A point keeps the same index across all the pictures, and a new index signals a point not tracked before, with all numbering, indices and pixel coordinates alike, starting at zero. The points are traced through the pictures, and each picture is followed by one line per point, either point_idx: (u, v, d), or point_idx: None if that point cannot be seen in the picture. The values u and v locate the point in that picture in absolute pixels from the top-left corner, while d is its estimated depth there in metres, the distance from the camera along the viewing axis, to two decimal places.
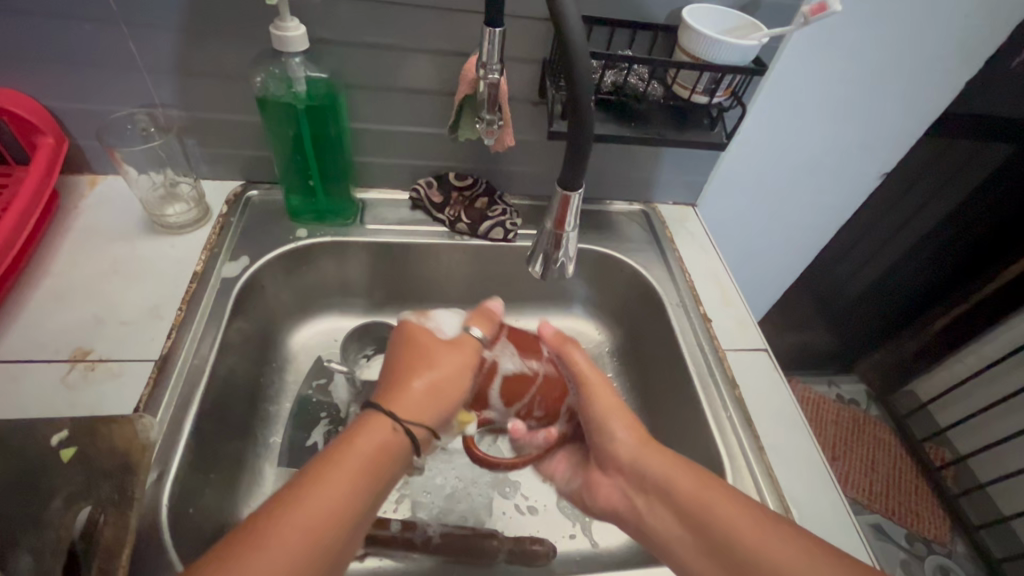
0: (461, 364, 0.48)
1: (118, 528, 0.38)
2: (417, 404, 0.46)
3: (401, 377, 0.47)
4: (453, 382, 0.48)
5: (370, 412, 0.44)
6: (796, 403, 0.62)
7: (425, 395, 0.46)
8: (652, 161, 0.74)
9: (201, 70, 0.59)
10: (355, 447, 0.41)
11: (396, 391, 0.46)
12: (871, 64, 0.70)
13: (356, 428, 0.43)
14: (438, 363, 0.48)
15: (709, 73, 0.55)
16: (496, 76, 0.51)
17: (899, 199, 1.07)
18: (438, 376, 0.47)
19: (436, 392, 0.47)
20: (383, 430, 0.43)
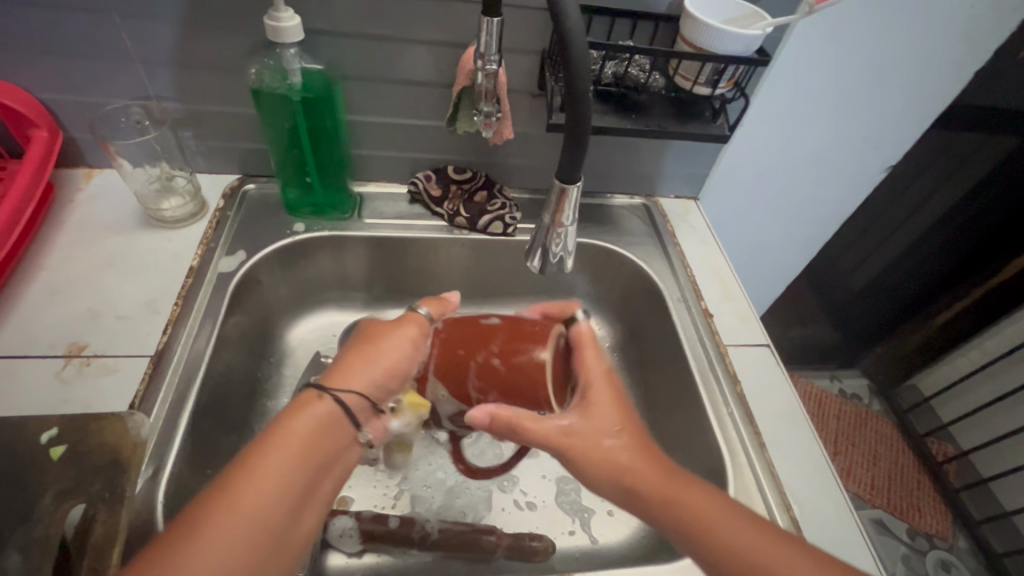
0: (401, 338, 0.46)
1: (109, 526, 0.37)
2: (349, 372, 0.44)
3: (341, 356, 0.46)
4: (390, 355, 0.46)
5: (307, 392, 0.43)
6: (797, 399, 0.62)
7: (359, 364, 0.45)
8: (654, 153, 0.73)
9: (196, 62, 0.58)
10: (292, 431, 0.39)
11: (332, 369, 0.45)
12: (874, 54, 0.69)
13: (288, 413, 0.41)
14: (375, 337, 0.47)
15: (712, 64, 0.54)
16: (494, 67, 0.50)
17: (904, 192, 1.05)
18: (374, 352, 0.45)
19: (372, 362, 0.45)
20: (319, 405, 0.41)
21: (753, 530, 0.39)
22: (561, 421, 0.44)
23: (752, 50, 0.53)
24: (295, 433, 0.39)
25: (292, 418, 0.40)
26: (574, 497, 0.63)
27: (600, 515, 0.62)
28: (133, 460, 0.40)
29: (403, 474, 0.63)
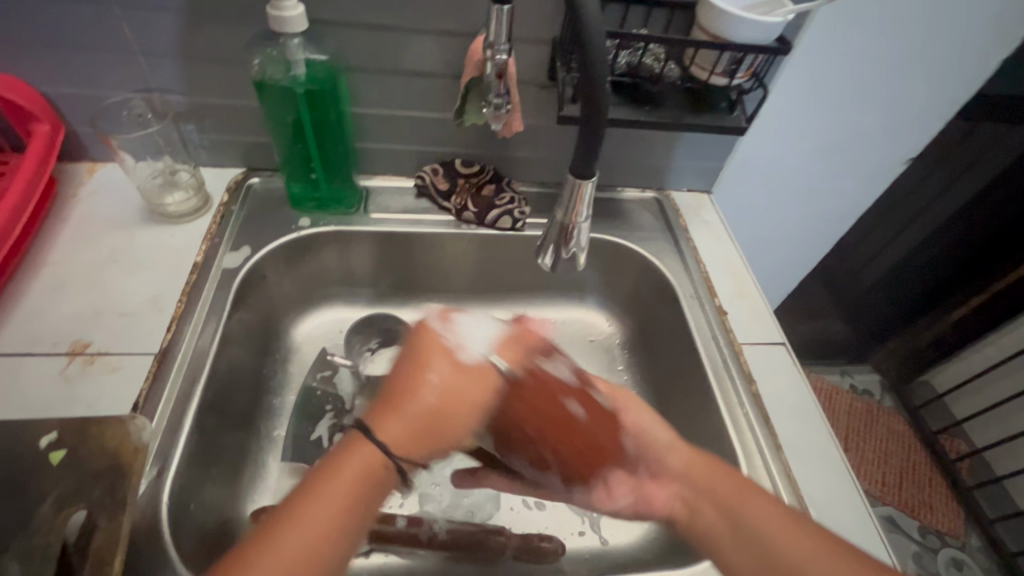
0: (476, 399, 0.39)
1: (109, 535, 0.36)
2: (410, 436, 0.37)
3: (400, 398, 0.38)
4: (457, 415, 0.39)
5: (354, 435, 0.37)
6: (814, 398, 0.60)
7: (422, 427, 0.38)
8: (667, 145, 0.71)
9: (198, 53, 0.57)
10: (330, 489, 0.34)
11: (388, 415, 0.37)
12: (897, 43, 0.66)
13: (333, 462, 0.36)
14: (446, 390, 0.39)
15: (730, 53, 0.52)
16: (504, 57, 0.48)
17: (922, 184, 1.02)
18: (438, 409, 0.38)
19: (437, 424, 0.38)
20: (370, 461, 0.36)
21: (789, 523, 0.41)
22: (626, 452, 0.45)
23: (773, 38, 0.51)
24: (330, 491, 0.34)
25: (332, 471, 0.35)
26: None
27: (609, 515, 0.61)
28: (133, 466, 0.39)
29: None
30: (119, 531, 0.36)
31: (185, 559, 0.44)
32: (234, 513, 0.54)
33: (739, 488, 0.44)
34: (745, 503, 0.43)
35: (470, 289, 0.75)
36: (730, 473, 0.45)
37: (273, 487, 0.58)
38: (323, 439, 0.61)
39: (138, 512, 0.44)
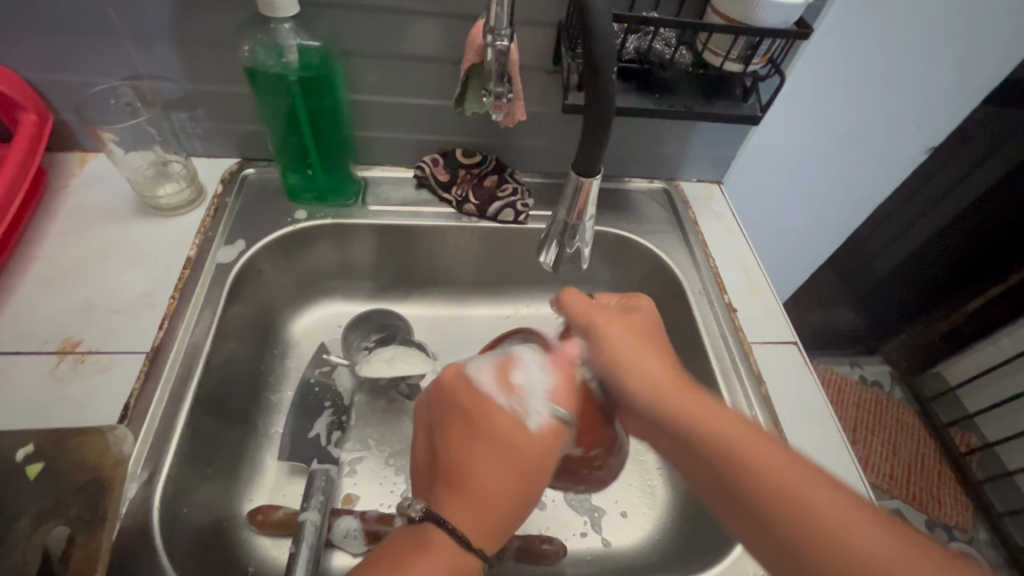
0: (540, 459, 0.42)
1: (89, 550, 0.39)
2: (486, 521, 0.40)
3: (472, 481, 0.40)
4: (527, 493, 0.42)
5: (425, 525, 0.39)
6: (827, 401, 0.58)
7: (495, 512, 0.40)
8: (677, 134, 0.68)
9: (188, 38, 0.55)
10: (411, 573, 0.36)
11: (461, 501, 0.40)
12: (926, 24, 0.63)
13: (415, 552, 0.38)
14: (517, 468, 0.41)
15: (746, 37, 0.49)
16: (505, 44, 0.46)
17: (943, 172, 0.98)
18: (507, 480, 0.41)
19: (511, 510, 0.41)
20: (450, 550, 0.38)
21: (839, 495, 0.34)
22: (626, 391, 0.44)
23: (792, 21, 0.48)
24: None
25: (415, 559, 0.37)
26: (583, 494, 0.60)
27: (612, 516, 0.59)
28: (114, 479, 0.42)
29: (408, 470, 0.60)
30: (98, 549, 0.39)
31: (177, 564, 0.43)
32: (231, 513, 0.53)
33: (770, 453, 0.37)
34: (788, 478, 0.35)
35: (471, 282, 0.73)
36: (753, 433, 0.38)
37: (270, 486, 0.57)
38: (319, 436, 0.59)
39: (128, 517, 0.43)
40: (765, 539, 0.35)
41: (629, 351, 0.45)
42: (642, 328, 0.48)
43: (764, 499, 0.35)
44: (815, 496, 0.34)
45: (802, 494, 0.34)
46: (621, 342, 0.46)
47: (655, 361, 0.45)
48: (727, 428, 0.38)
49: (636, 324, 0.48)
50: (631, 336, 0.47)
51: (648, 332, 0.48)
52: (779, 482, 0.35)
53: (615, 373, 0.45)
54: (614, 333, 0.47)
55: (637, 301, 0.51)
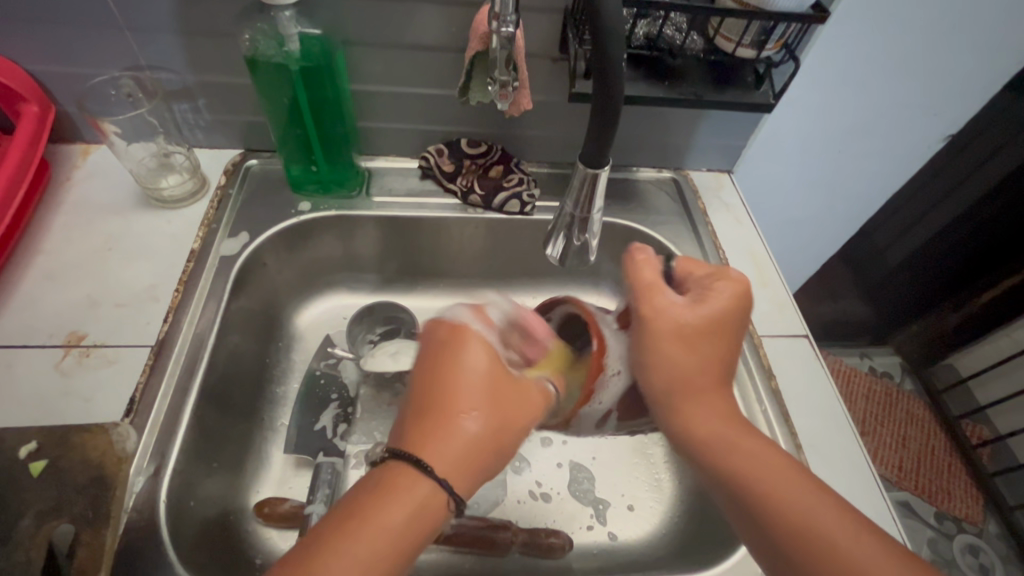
0: (520, 402, 0.43)
1: (93, 548, 0.39)
2: (451, 456, 0.38)
3: (446, 415, 0.39)
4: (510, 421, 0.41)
5: (394, 462, 0.37)
6: (839, 396, 0.57)
7: (465, 447, 0.38)
8: (687, 122, 0.67)
9: (187, 27, 0.54)
10: (370, 525, 0.34)
11: (433, 434, 0.38)
12: (948, 8, 0.60)
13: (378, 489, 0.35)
14: (496, 402, 0.41)
15: (759, 22, 0.48)
16: (511, 30, 0.44)
17: (961, 160, 0.95)
18: (487, 436, 0.39)
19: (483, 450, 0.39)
20: (411, 497, 0.35)
21: (814, 492, 0.37)
22: (659, 375, 0.45)
23: (807, 5, 0.46)
24: (374, 526, 0.34)
25: (374, 503, 0.35)
26: (587, 486, 0.60)
27: (618, 509, 0.59)
28: (117, 478, 0.42)
29: None
30: (101, 547, 0.40)
31: (185, 559, 0.43)
32: (236, 505, 0.53)
33: (762, 458, 0.40)
34: (770, 483, 0.38)
35: (475, 275, 0.72)
36: (747, 439, 0.42)
37: (276, 479, 0.57)
38: (326, 429, 0.60)
39: (135, 510, 0.43)
40: (754, 534, 0.39)
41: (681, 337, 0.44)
42: (715, 314, 0.44)
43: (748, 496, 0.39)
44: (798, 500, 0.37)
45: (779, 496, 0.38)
46: (670, 335, 0.44)
47: (697, 355, 0.44)
48: (724, 433, 0.42)
49: (712, 312, 0.44)
50: (694, 322, 0.44)
51: (718, 322, 0.44)
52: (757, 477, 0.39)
53: (653, 361, 0.45)
54: (668, 318, 0.44)
55: (719, 282, 0.45)
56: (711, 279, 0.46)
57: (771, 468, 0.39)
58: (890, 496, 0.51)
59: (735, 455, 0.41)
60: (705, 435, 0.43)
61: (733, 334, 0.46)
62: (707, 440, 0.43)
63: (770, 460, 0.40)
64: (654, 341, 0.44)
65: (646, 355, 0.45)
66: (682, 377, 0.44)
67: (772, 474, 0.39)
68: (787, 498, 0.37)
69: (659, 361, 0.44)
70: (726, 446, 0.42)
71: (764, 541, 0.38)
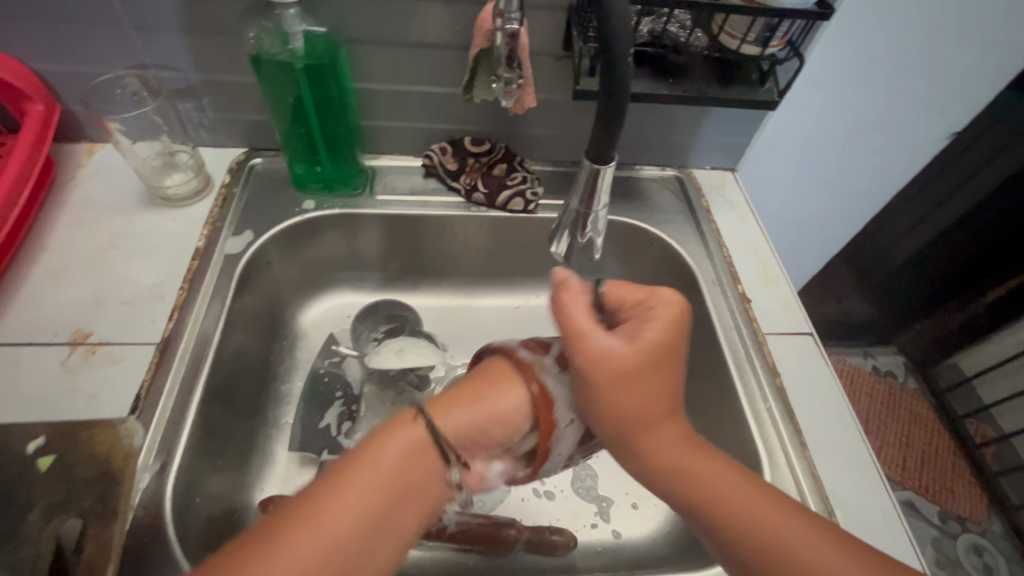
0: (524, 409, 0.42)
1: (101, 545, 0.40)
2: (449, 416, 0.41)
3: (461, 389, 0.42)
4: (505, 407, 0.41)
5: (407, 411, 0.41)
6: (844, 395, 0.57)
7: (469, 416, 0.41)
8: (691, 120, 0.66)
9: (192, 26, 0.54)
10: (362, 461, 0.37)
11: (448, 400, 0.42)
12: (951, 6, 0.60)
13: (381, 434, 0.39)
14: (499, 389, 0.42)
15: (764, 19, 0.47)
16: (515, 27, 0.44)
17: (966, 158, 0.95)
18: (483, 421, 0.41)
19: (485, 424, 0.41)
20: (404, 436, 0.39)
21: (762, 499, 0.38)
22: (606, 424, 0.42)
23: (813, 2, 0.46)
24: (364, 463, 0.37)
25: (370, 445, 0.38)
26: (590, 483, 0.60)
27: (622, 506, 0.59)
28: (124, 473, 0.42)
29: None
30: (109, 542, 0.40)
31: (190, 556, 0.43)
32: (241, 503, 0.54)
33: (710, 467, 0.40)
34: (722, 496, 0.39)
35: (478, 273, 0.72)
36: (684, 449, 0.41)
37: (280, 476, 0.57)
38: (331, 428, 0.60)
39: (141, 507, 0.43)
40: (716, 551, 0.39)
41: (628, 377, 0.40)
42: (656, 347, 0.41)
43: (705, 513, 0.39)
44: (751, 511, 0.38)
45: (734, 510, 0.38)
46: (610, 385, 0.40)
47: (646, 392, 0.41)
48: (695, 466, 0.40)
49: (652, 344, 0.41)
50: (637, 360, 0.40)
51: (662, 350, 0.41)
52: (709, 493, 0.39)
53: (602, 412, 0.41)
54: (605, 368, 0.40)
55: (656, 310, 0.42)
56: (643, 308, 0.43)
57: (756, 505, 0.38)
58: (894, 495, 0.51)
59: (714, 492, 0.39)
60: (675, 469, 0.41)
61: (680, 359, 0.43)
62: (681, 475, 0.40)
63: (715, 467, 0.40)
64: (600, 393, 0.41)
65: (591, 405, 0.42)
66: (625, 421, 0.41)
67: (723, 487, 0.39)
68: (740, 510, 0.38)
69: (604, 411, 0.41)
70: (701, 482, 0.40)
71: (730, 558, 0.38)
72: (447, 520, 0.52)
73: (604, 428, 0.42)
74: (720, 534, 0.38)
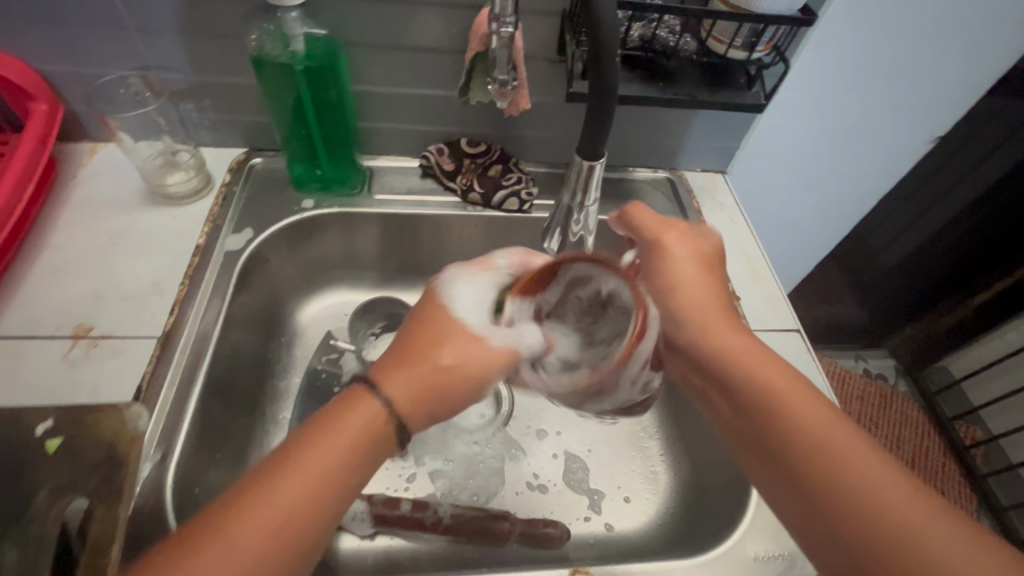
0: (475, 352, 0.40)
1: (107, 523, 0.40)
2: (410, 386, 0.38)
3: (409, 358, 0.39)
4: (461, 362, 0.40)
5: (358, 395, 0.38)
6: (829, 388, 0.58)
7: (433, 378, 0.39)
8: (681, 123, 0.68)
9: (197, 30, 0.55)
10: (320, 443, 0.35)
11: (398, 369, 0.39)
12: (930, 14, 0.62)
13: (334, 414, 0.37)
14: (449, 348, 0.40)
15: (750, 24, 0.49)
16: (510, 30, 0.46)
17: (953, 161, 0.97)
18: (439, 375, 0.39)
19: (440, 379, 0.39)
20: (363, 419, 0.37)
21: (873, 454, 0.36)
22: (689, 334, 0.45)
23: (797, 8, 0.48)
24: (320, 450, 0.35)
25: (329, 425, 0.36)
26: (582, 475, 0.61)
27: (614, 500, 0.60)
28: (130, 455, 0.43)
29: (414, 456, 0.60)
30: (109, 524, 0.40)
31: None
32: None
33: (820, 417, 0.38)
34: (833, 447, 0.36)
35: None
36: (796, 390, 0.39)
37: None
38: None
39: (142, 496, 0.44)
40: (812, 511, 0.36)
41: (692, 277, 0.47)
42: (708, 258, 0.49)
43: (811, 458, 0.36)
44: (862, 464, 0.35)
45: (848, 460, 0.35)
46: (688, 284, 0.46)
47: (709, 285, 0.47)
48: (806, 412, 0.38)
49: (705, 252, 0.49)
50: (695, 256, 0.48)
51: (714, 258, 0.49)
52: (822, 440, 0.36)
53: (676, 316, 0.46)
54: (681, 262, 0.47)
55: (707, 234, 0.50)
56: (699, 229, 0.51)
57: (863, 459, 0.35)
58: None
59: (800, 420, 0.37)
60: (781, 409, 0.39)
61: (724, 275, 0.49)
62: (783, 413, 0.38)
63: (826, 416, 0.38)
64: (679, 296, 0.46)
65: (672, 315, 0.46)
66: (719, 348, 0.43)
67: (833, 436, 0.37)
68: (856, 463, 0.35)
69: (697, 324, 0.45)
70: (810, 431, 0.37)
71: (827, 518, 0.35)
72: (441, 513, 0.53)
73: (682, 326, 0.45)
74: (818, 482, 0.36)
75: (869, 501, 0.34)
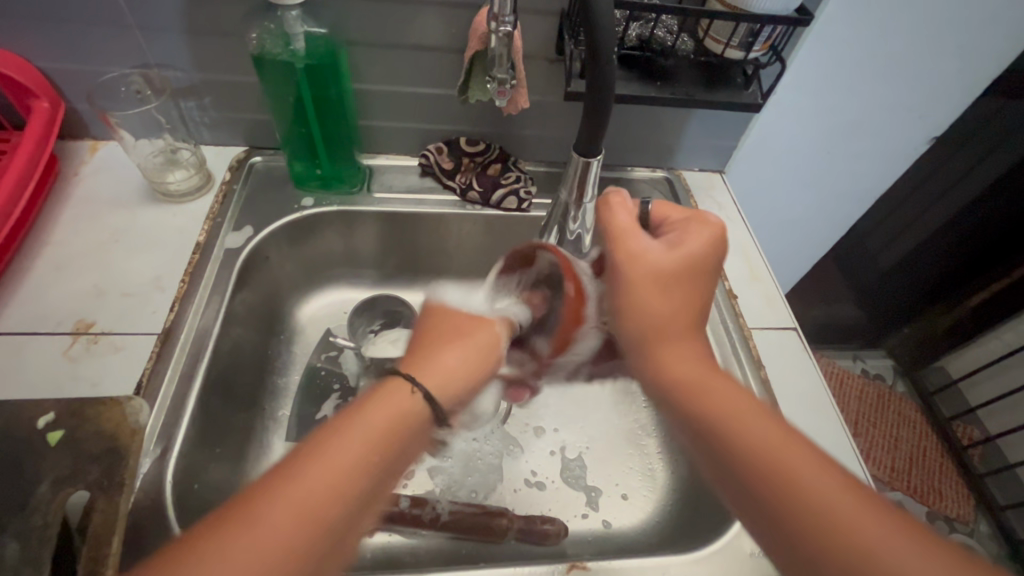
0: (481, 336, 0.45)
1: (108, 512, 0.40)
2: (440, 374, 0.41)
3: (431, 348, 0.43)
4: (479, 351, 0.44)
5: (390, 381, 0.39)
6: (825, 386, 0.59)
7: (458, 367, 0.42)
8: (679, 122, 0.69)
9: (198, 28, 0.56)
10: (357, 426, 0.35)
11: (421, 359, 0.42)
12: (926, 14, 0.63)
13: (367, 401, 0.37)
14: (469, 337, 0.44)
15: (746, 24, 0.50)
16: (509, 29, 0.46)
17: (950, 161, 0.97)
18: (464, 366, 0.42)
19: (468, 364, 0.43)
20: (398, 401, 0.37)
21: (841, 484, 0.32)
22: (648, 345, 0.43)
23: (792, 8, 0.48)
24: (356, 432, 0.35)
25: (363, 409, 0.36)
26: (579, 472, 0.62)
27: (611, 497, 0.60)
28: (130, 447, 0.43)
29: None
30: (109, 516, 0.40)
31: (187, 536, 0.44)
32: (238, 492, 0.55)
33: (781, 442, 0.35)
34: (792, 473, 0.33)
35: (473, 271, 0.73)
36: (757, 415, 0.37)
37: None
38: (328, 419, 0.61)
39: (142, 491, 0.44)
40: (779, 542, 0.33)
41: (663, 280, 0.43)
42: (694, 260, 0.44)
43: (769, 489, 0.33)
44: (824, 493, 0.31)
45: (808, 488, 0.32)
46: (646, 290, 0.43)
47: (677, 300, 0.43)
48: (766, 439, 0.35)
49: (691, 254, 0.44)
50: (673, 265, 0.43)
51: (697, 263, 0.44)
52: (779, 467, 0.33)
53: (634, 321, 0.43)
54: (640, 266, 0.44)
55: (697, 226, 0.45)
56: (684, 223, 0.46)
57: (826, 486, 0.32)
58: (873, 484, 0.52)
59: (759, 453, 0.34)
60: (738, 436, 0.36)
61: (709, 287, 0.45)
62: (738, 441, 0.36)
63: (788, 442, 0.34)
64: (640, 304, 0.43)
65: (637, 323, 0.43)
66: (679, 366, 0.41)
67: (791, 462, 0.33)
68: (816, 491, 0.32)
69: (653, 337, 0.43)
70: (767, 458, 0.34)
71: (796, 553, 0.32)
72: (439, 509, 0.54)
73: (645, 336, 0.43)
74: (782, 514, 0.33)
75: (841, 543, 0.30)
